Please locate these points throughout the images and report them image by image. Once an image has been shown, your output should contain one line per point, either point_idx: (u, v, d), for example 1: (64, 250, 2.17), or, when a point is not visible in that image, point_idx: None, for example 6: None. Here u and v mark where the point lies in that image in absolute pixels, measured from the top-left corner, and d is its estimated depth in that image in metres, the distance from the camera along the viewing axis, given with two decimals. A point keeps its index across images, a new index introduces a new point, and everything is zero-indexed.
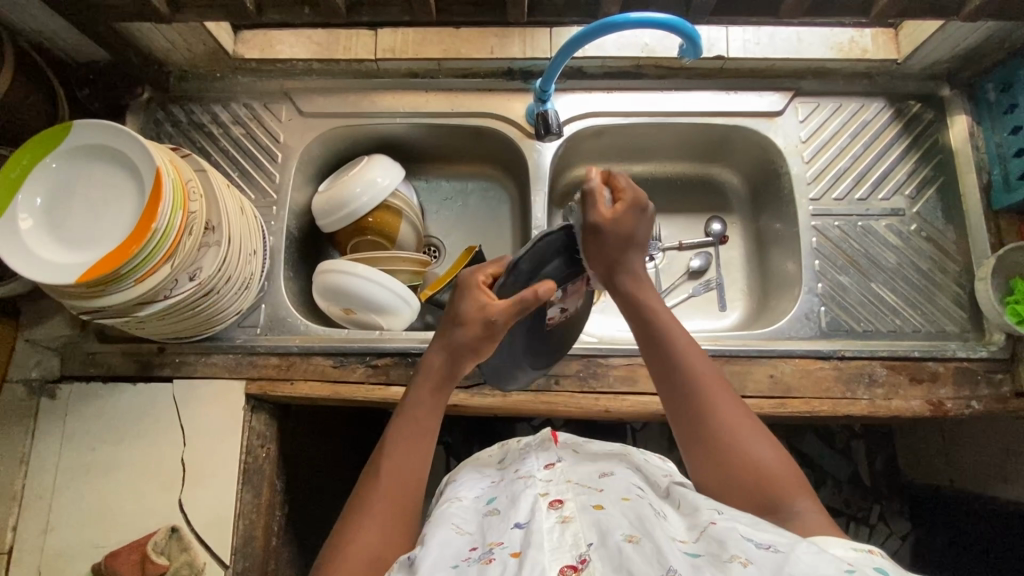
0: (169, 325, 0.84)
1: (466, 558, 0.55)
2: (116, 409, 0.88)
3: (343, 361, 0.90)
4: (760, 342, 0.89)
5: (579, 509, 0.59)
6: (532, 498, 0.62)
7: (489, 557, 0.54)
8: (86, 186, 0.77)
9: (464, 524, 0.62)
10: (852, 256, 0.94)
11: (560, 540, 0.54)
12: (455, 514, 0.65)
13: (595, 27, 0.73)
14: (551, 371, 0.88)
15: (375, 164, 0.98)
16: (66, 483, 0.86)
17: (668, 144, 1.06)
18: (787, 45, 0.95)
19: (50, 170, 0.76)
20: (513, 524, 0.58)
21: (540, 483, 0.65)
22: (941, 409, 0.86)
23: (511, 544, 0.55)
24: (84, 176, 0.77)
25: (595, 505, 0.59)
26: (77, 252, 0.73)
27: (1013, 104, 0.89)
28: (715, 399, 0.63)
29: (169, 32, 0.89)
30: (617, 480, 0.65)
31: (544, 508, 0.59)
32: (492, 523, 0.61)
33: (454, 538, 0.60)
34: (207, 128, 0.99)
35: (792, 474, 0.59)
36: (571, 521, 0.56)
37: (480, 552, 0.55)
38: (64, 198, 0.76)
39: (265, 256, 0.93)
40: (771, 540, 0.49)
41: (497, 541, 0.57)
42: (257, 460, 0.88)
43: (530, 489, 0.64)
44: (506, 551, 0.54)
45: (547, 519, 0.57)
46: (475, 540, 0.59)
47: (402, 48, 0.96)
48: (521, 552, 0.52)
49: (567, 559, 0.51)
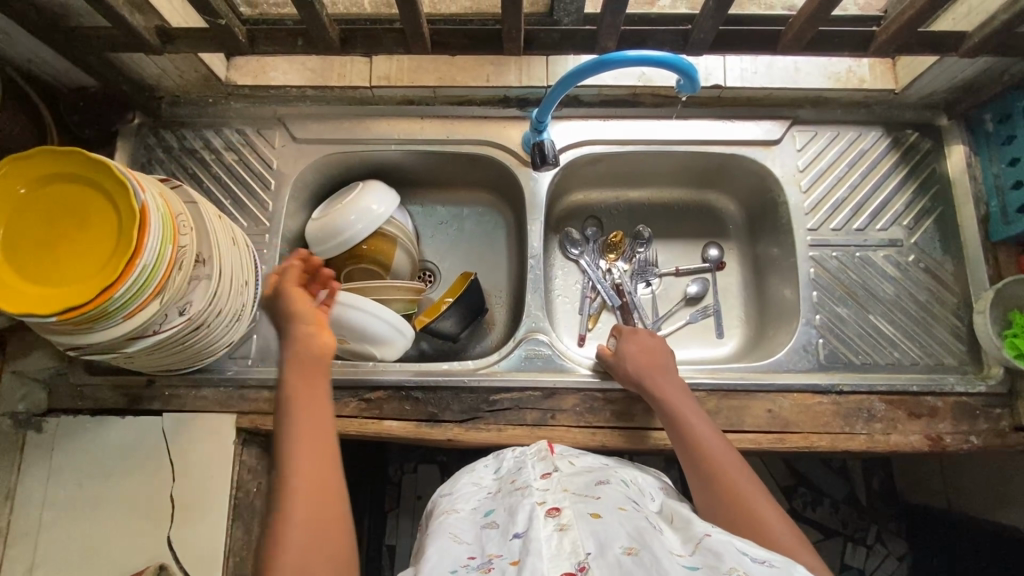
0: (159, 358, 0.82)
1: (464, 564, 0.57)
2: (105, 443, 0.87)
3: (335, 395, 0.89)
4: (758, 375, 0.89)
5: (577, 516, 0.58)
6: (530, 507, 0.60)
7: (489, 566, 0.55)
8: (55, 211, 0.74)
9: (461, 534, 0.62)
10: (850, 288, 0.93)
11: (557, 549, 0.54)
12: (453, 525, 0.64)
13: (592, 64, 0.73)
14: (547, 405, 0.87)
15: (369, 191, 0.97)
16: (52, 519, 0.85)
17: (664, 171, 1.06)
18: (784, 74, 0.95)
19: (19, 196, 0.73)
20: (512, 535, 0.57)
21: (538, 492, 0.64)
22: (940, 444, 0.85)
23: (510, 553, 0.55)
24: (52, 201, 0.74)
25: (592, 512, 0.58)
26: (48, 282, 0.71)
27: (1011, 136, 0.88)
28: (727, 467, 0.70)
29: (161, 61, 0.88)
30: (614, 491, 0.64)
31: (541, 516, 0.58)
32: (489, 535, 0.60)
33: (451, 548, 0.60)
34: (199, 154, 0.98)
35: (797, 536, 0.62)
36: (568, 529, 0.56)
37: (479, 561, 0.56)
38: (29, 224, 0.73)
39: (257, 285, 0.92)
40: (764, 556, 0.52)
41: (495, 552, 0.56)
42: (248, 495, 0.87)
43: (528, 498, 0.63)
44: (506, 560, 0.54)
45: (544, 528, 0.56)
46: (474, 549, 0.59)
47: (397, 76, 0.95)
48: (521, 559, 0.53)
49: (565, 566, 0.52)
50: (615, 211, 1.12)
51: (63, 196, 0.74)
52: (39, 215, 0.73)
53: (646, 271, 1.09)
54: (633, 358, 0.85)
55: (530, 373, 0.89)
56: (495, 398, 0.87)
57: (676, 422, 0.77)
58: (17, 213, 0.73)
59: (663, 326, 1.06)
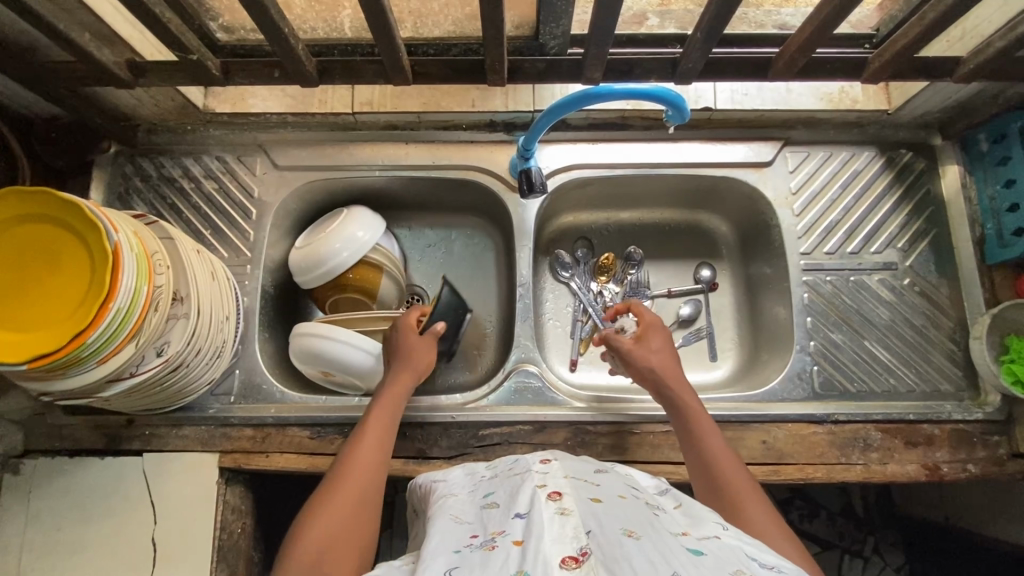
0: (138, 398, 0.80)
1: (467, 544, 0.52)
2: (84, 485, 0.84)
3: (320, 432, 0.87)
4: (752, 406, 0.87)
5: (579, 502, 0.55)
6: (531, 490, 0.57)
7: (493, 544, 0.51)
8: (25, 253, 0.71)
9: (462, 515, 0.59)
10: (844, 313, 0.92)
11: (561, 531, 0.50)
12: (452, 509, 0.61)
13: (577, 96, 0.71)
14: (537, 439, 0.85)
15: (353, 219, 0.95)
16: (31, 565, 0.82)
17: (655, 193, 1.04)
18: (775, 95, 0.93)
19: None
20: (514, 515, 0.54)
21: (538, 474, 0.60)
22: (938, 473, 0.84)
23: (514, 532, 0.51)
24: (23, 242, 0.71)
25: (593, 498, 0.56)
26: (21, 327, 0.69)
27: (1006, 157, 0.87)
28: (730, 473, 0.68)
29: (136, 91, 0.85)
30: (614, 479, 0.63)
31: (544, 498, 0.55)
32: (490, 515, 0.57)
33: (452, 529, 0.56)
34: (177, 182, 0.96)
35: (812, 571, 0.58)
36: (571, 513, 0.52)
37: (482, 540, 0.52)
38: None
39: (238, 319, 0.89)
40: (773, 562, 0.52)
41: (498, 530, 0.53)
42: (232, 536, 0.85)
43: (528, 481, 0.59)
44: (509, 539, 0.51)
45: (546, 510, 0.53)
46: (475, 529, 0.55)
47: (379, 102, 0.93)
48: (526, 540, 0.49)
49: (568, 550, 0.48)
50: (606, 232, 1.10)
51: (36, 237, 0.71)
52: (8, 257, 0.71)
53: (637, 293, 1.07)
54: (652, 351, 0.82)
55: (520, 407, 0.87)
56: (484, 433, 0.85)
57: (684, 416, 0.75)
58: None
59: None
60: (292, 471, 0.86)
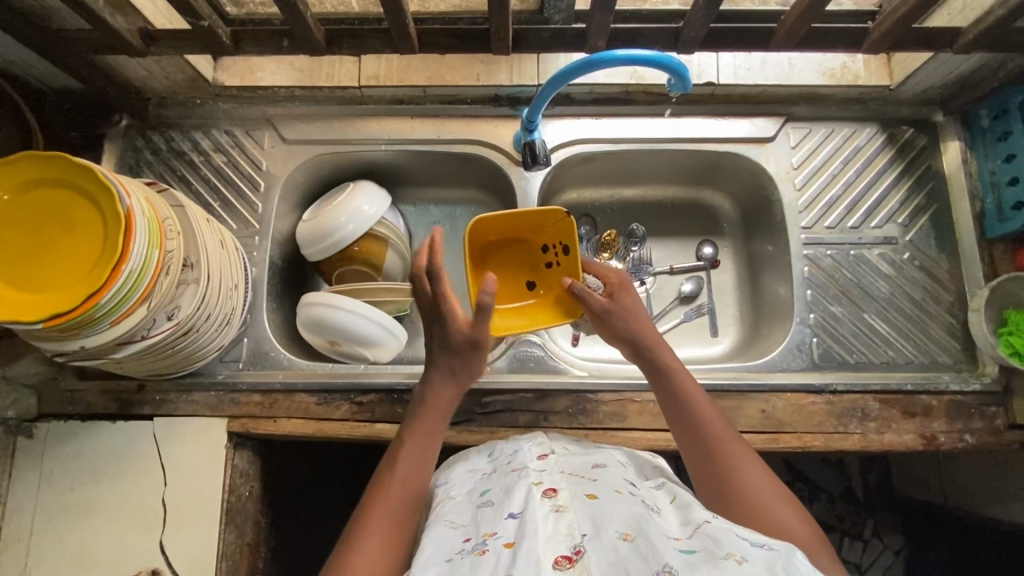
0: (148, 363, 0.82)
1: (459, 550, 0.53)
2: (96, 448, 0.86)
3: (327, 398, 0.88)
4: (751, 375, 0.88)
5: (573, 498, 0.57)
6: (526, 489, 0.59)
7: (484, 548, 0.52)
8: (39, 218, 0.73)
9: (457, 518, 0.60)
10: (844, 286, 0.93)
11: (554, 531, 0.52)
12: (448, 513, 0.61)
13: (581, 63, 0.72)
14: (539, 407, 0.87)
15: (359, 193, 0.96)
16: (45, 525, 0.84)
17: (658, 169, 1.05)
18: (777, 71, 0.93)
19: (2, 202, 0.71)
20: (508, 516, 0.55)
21: (534, 473, 0.62)
22: (934, 443, 0.85)
23: (506, 534, 0.53)
24: (37, 208, 0.73)
25: (589, 494, 0.57)
26: (36, 288, 0.70)
27: (1007, 132, 0.88)
28: (724, 443, 0.66)
29: (147, 62, 0.86)
30: (611, 475, 0.63)
31: (538, 497, 0.57)
32: (484, 515, 0.58)
33: (447, 533, 0.57)
34: (187, 156, 0.97)
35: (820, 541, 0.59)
36: (565, 511, 0.54)
37: (474, 544, 0.53)
38: (12, 231, 0.72)
39: (247, 289, 0.91)
40: (765, 541, 0.52)
41: (490, 533, 0.54)
42: (240, 499, 0.87)
43: (523, 480, 0.61)
44: (501, 542, 0.52)
45: (540, 509, 0.55)
46: (469, 532, 0.56)
47: (386, 76, 0.94)
48: (517, 542, 0.51)
49: (561, 550, 0.50)
50: (609, 209, 1.11)
51: (50, 202, 0.73)
52: (23, 222, 0.72)
53: (640, 269, 1.08)
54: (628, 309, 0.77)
55: (523, 375, 0.89)
56: (487, 400, 0.87)
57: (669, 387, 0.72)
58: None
59: (657, 326, 1.05)
60: (299, 436, 0.88)
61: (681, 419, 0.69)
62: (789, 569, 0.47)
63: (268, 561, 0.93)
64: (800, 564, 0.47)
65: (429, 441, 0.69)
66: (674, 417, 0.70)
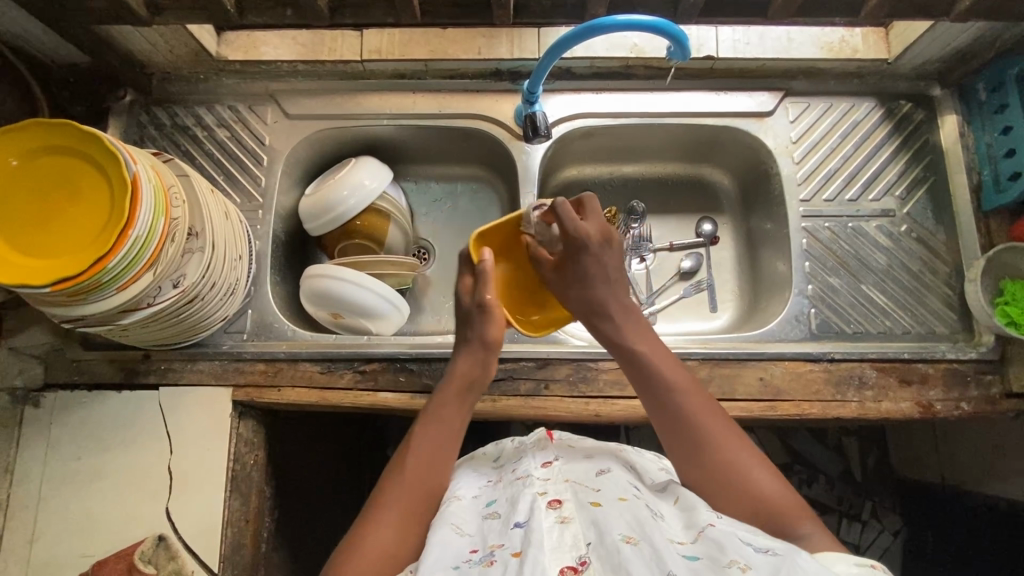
0: (154, 332, 0.83)
1: (466, 559, 0.55)
2: (103, 417, 0.88)
3: (331, 366, 0.90)
4: (749, 345, 0.89)
5: (579, 508, 0.57)
6: (531, 498, 0.59)
7: (492, 559, 0.53)
8: (45, 185, 0.73)
9: (463, 523, 0.60)
10: (843, 258, 0.94)
11: (559, 541, 0.53)
12: (453, 513, 0.62)
13: (581, 29, 0.73)
14: (540, 375, 0.88)
15: (362, 167, 0.97)
16: (52, 491, 0.85)
17: (658, 145, 1.05)
18: (776, 44, 0.94)
19: (9, 168, 0.72)
20: (514, 526, 0.56)
21: (539, 482, 0.63)
22: (931, 410, 0.86)
23: (513, 543, 0.54)
24: (43, 174, 0.73)
25: (593, 502, 0.58)
26: (41, 254, 0.71)
27: (1003, 104, 0.89)
28: (696, 411, 0.66)
29: (151, 34, 0.87)
30: (616, 480, 0.63)
31: (543, 507, 0.57)
32: (492, 526, 0.59)
33: (454, 539, 0.58)
34: (191, 131, 0.98)
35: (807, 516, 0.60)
36: (570, 521, 0.55)
37: (482, 553, 0.55)
38: (17, 196, 0.72)
39: (250, 261, 0.92)
40: (768, 545, 0.52)
41: (498, 543, 0.55)
42: (245, 467, 0.88)
43: (529, 488, 0.62)
44: (507, 551, 0.53)
45: (546, 519, 0.56)
46: (476, 541, 0.57)
47: (388, 50, 0.95)
48: (523, 551, 0.52)
49: (567, 560, 0.51)
50: (609, 186, 1.11)
51: (56, 170, 0.73)
52: (28, 189, 0.73)
53: (640, 246, 1.09)
54: (606, 256, 0.75)
55: (524, 344, 0.90)
56: None
57: (647, 357, 0.69)
58: (8, 184, 0.72)
59: (656, 301, 1.06)
60: (302, 405, 0.89)
61: (651, 389, 0.68)
62: (793, 567, 0.47)
63: (271, 531, 0.94)
64: (803, 562, 0.48)
65: (452, 437, 0.71)
66: (642, 388, 0.69)
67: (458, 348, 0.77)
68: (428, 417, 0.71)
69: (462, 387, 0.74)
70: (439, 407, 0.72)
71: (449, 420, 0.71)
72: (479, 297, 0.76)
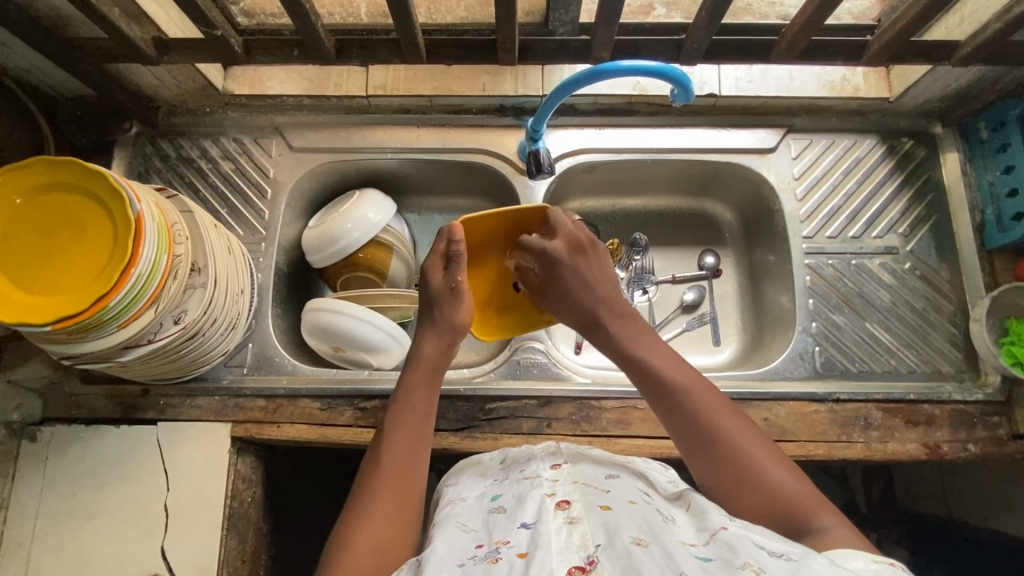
0: (154, 367, 0.82)
1: (471, 557, 0.52)
2: (100, 453, 0.87)
3: (330, 404, 0.89)
4: (754, 384, 0.88)
5: (587, 509, 0.55)
6: (539, 499, 0.58)
7: (497, 556, 0.51)
8: (46, 221, 0.73)
9: (469, 522, 0.59)
10: (846, 295, 0.94)
11: (567, 542, 0.51)
12: (459, 514, 0.61)
13: (585, 74, 0.74)
14: (542, 413, 0.87)
15: (366, 200, 0.97)
16: (46, 529, 0.84)
17: (660, 179, 1.06)
18: (778, 83, 0.95)
19: (13, 206, 0.72)
20: (520, 525, 0.54)
21: (548, 483, 0.61)
22: (938, 452, 0.85)
23: (518, 543, 0.52)
24: (46, 210, 0.73)
25: (601, 505, 0.56)
26: (42, 290, 0.70)
27: (1005, 144, 0.89)
28: (699, 405, 0.64)
29: (158, 70, 0.88)
30: (624, 484, 0.62)
31: (551, 508, 0.55)
32: (496, 522, 0.57)
33: (458, 538, 0.56)
34: (196, 163, 0.98)
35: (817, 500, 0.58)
36: (578, 522, 0.53)
37: (486, 551, 0.52)
38: (18, 234, 0.72)
39: (253, 293, 0.92)
40: (782, 549, 0.50)
41: (502, 540, 0.53)
42: (242, 505, 0.87)
43: (537, 489, 0.60)
44: (513, 551, 0.51)
45: (553, 521, 0.54)
46: (482, 539, 0.55)
47: (393, 85, 0.96)
48: (530, 552, 0.50)
49: (574, 560, 0.49)
50: (612, 218, 1.11)
51: (58, 206, 0.73)
52: (30, 226, 0.72)
53: (642, 278, 1.08)
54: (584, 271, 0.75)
55: (526, 381, 0.90)
56: (491, 406, 0.87)
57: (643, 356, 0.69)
58: (10, 220, 0.72)
59: (660, 333, 1.06)
60: (301, 441, 0.88)
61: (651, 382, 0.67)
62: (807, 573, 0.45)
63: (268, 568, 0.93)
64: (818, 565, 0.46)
65: (425, 419, 0.70)
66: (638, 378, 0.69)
67: (426, 330, 0.76)
68: (400, 402, 0.70)
69: (433, 369, 0.73)
70: (409, 390, 0.71)
71: (420, 404, 0.70)
72: (452, 280, 0.76)
